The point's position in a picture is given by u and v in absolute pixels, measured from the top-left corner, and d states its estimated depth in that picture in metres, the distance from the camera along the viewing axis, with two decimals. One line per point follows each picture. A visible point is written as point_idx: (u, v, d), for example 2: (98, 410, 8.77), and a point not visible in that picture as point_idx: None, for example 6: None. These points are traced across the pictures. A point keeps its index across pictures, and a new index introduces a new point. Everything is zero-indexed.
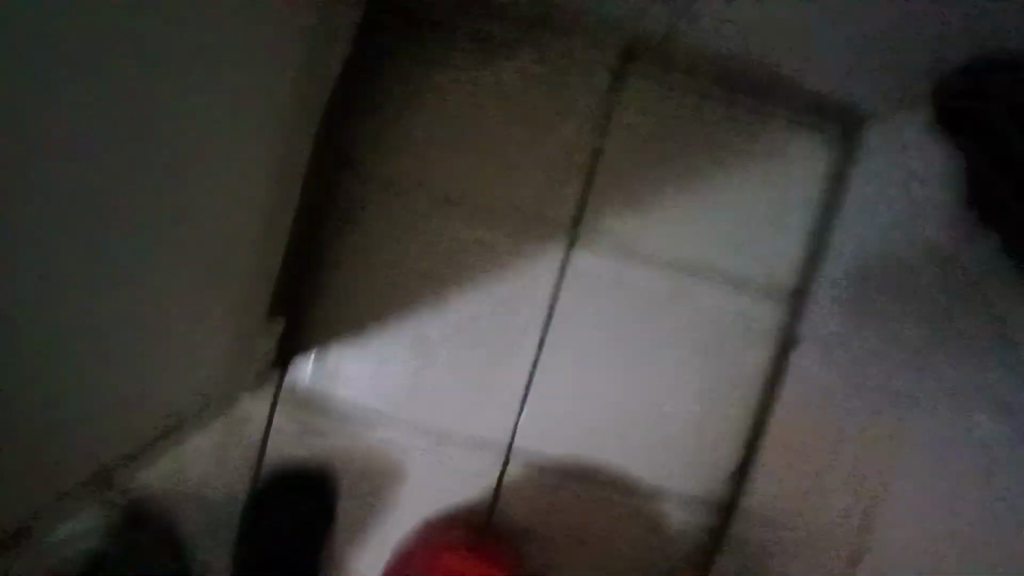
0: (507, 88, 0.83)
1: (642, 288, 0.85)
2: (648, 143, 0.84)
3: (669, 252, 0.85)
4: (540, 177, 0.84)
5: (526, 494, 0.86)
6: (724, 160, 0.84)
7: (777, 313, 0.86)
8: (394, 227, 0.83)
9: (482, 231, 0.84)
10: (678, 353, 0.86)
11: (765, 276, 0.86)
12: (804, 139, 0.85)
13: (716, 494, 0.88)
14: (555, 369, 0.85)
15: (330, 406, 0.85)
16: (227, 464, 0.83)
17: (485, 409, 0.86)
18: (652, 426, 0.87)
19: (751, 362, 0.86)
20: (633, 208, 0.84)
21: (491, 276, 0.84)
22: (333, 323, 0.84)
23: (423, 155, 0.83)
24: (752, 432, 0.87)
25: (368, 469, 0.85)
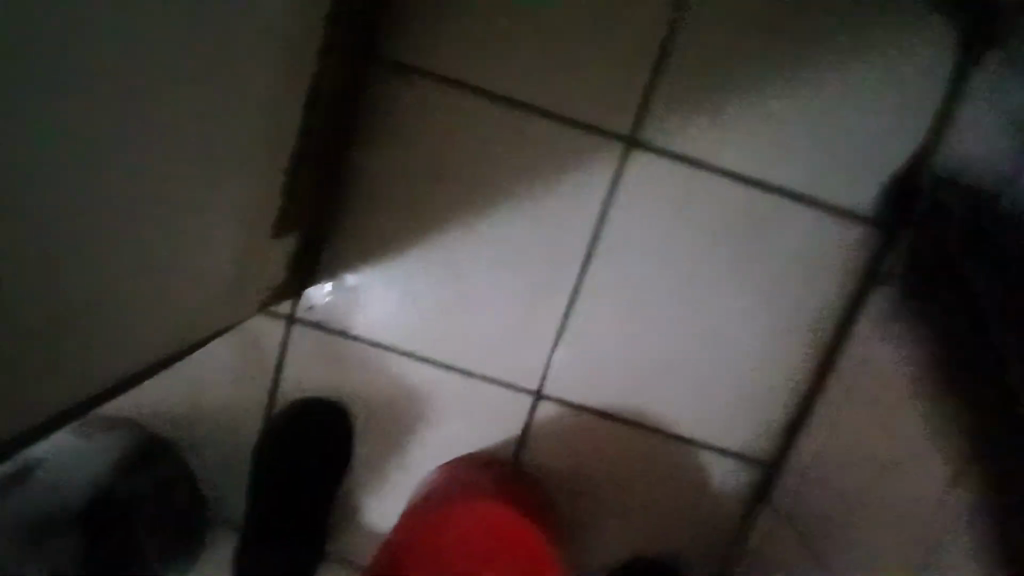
0: None
1: (702, 217, 0.74)
2: (724, 45, 0.69)
3: (738, 178, 0.73)
4: (596, 81, 0.71)
5: (562, 435, 0.80)
6: (818, 69, 0.70)
7: (860, 253, 0.74)
8: (420, 140, 0.72)
9: (528, 142, 0.72)
10: (741, 293, 0.76)
11: (849, 210, 0.73)
12: (921, 44, 0.69)
13: (769, 444, 0.80)
14: (599, 304, 0.76)
15: (349, 334, 0.78)
16: (240, 385, 0.80)
17: (516, 345, 0.78)
18: (704, 371, 0.78)
19: (821, 308, 0.76)
20: (702, 123, 0.72)
21: (534, 196, 0.74)
22: (351, 245, 0.76)
23: (457, 52, 0.71)
24: (813, 383, 0.77)
25: (395, 399, 0.80)
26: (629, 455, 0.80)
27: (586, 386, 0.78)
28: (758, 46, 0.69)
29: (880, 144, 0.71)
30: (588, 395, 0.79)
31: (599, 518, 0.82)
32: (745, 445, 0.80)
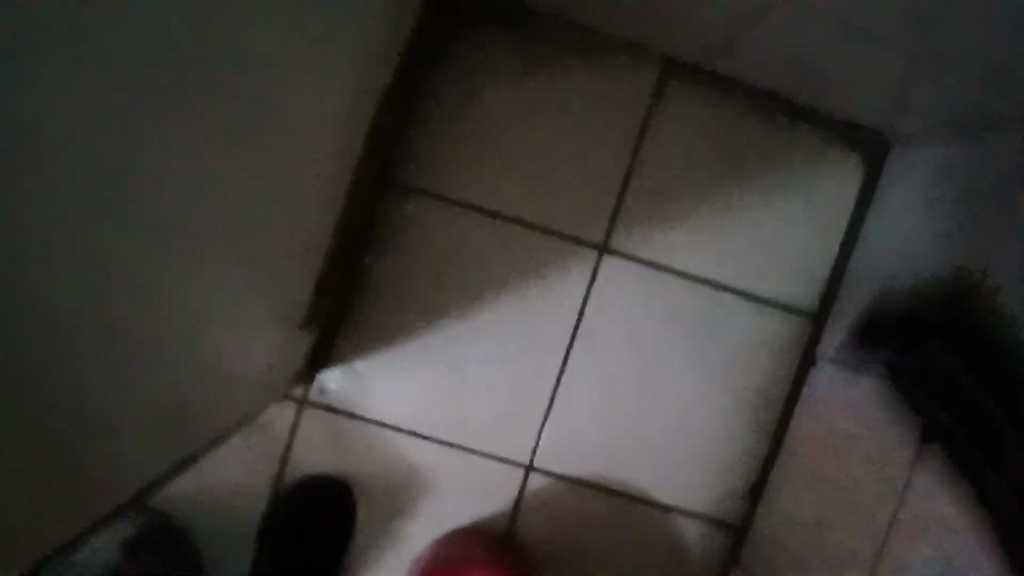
0: (539, 109, 0.83)
1: (669, 308, 0.86)
2: (678, 163, 0.85)
3: (699, 276, 0.86)
4: (573, 193, 0.84)
5: (549, 507, 0.88)
6: (753, 187, 0.85)
7: (800, 336, 0.88)
8: (426, 242, 0.84)
9: (517, 246, 0.84)
10: (700, 373, 0.87)
11: (790, 301, 0.87)
12: (834, 167, 0.86)
13: (735, 511, 0.90)
14: (580, 386, 0.86)
15: (357, 416, 0.86)
16: (252, 468, 0.85)
17: (508, 425, 0.87)
18: (673, 444, 0.88)
19: (772, 385, 0.88)
20: (662, 229, 0.85)
21: (520, 293, 0.85)
22: (361, 334, 0.84)
23: (459, 172, 0.83)
24: (768, 449, 0.89)
25: (395, 479, 0.87)
26: (614, 523, 0.89)
27: (572, 461, 0.87)
28: (707, 169, 0.85)
29: (809, 246, 0.87)
30: (576, 467, 0.88)
31: None
32: (715, 510, 0.89)
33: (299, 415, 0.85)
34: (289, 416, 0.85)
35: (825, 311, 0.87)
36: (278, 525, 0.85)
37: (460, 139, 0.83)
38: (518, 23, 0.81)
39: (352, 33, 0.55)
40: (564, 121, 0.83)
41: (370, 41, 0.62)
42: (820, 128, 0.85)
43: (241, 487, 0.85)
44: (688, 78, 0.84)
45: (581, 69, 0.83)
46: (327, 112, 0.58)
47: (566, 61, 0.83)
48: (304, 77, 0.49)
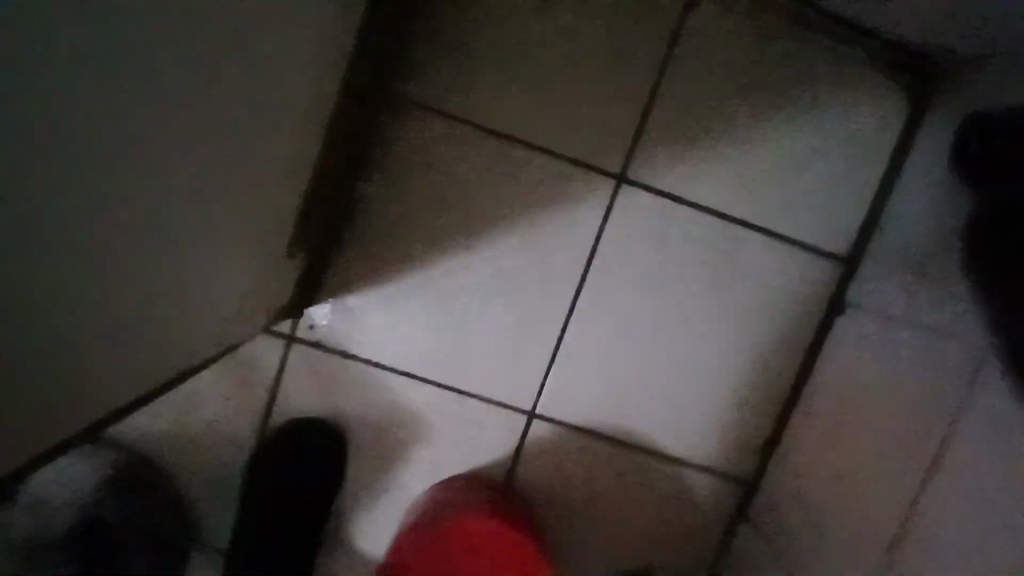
0: (554, 18, 0.74)
1: (688, 246, 0.79)
2: (706, 86, 0.77)
3: (722, 212, 0.79)
4: (589, 117, 0.76)
5: (550, 455, 0.83)
6: (787, 115, 0.77)
7: (828, 281, 0.81)
8: (426, 166, 0.76)
9: (525, 175, 0.77)
10: (718, 318, 0.81)
11: (820, 243, 0.80)
12: (877, 94, 0.78)
13: (746, 464, 0.85)
14: (589, 329, 0.80)
15: (349, 355, 0.80)
16: (234, 405, 0.80)
17: (510, 368, 0.81)
18: (685, 392, 0.83)
19: (794, 332, 0.82)
20: (685, 160, 0.78)
21: (527, 228, 0.78)
22: (353, 266, 0.78)
23: (463, 89, 0.75)
24: (786, 401, 0.83)
25: (388, 422, 0.81)
26: (621, 474, 0.84)
27: (577, 408, 0.82)
28: (737, 92, 0.77)
29: (844, 183, 0.79)
30: (582, 414, 0.82)
31: (589, 536, 0.84)
32: (726, 462, 0.85)
33: (287, 352, 0.79)
34: (276, 352, 0.79)
35: (857, 257, 0.81)
36: (263, 486, 0.79)
37: (464, 49, 0.74)
38: None
39: None
40: (579, 32, 0.74)
41: None
42: (866, 49, 0.77)
43: (222, 425, 0.80)
44: None
45: None
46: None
47: None
48: None
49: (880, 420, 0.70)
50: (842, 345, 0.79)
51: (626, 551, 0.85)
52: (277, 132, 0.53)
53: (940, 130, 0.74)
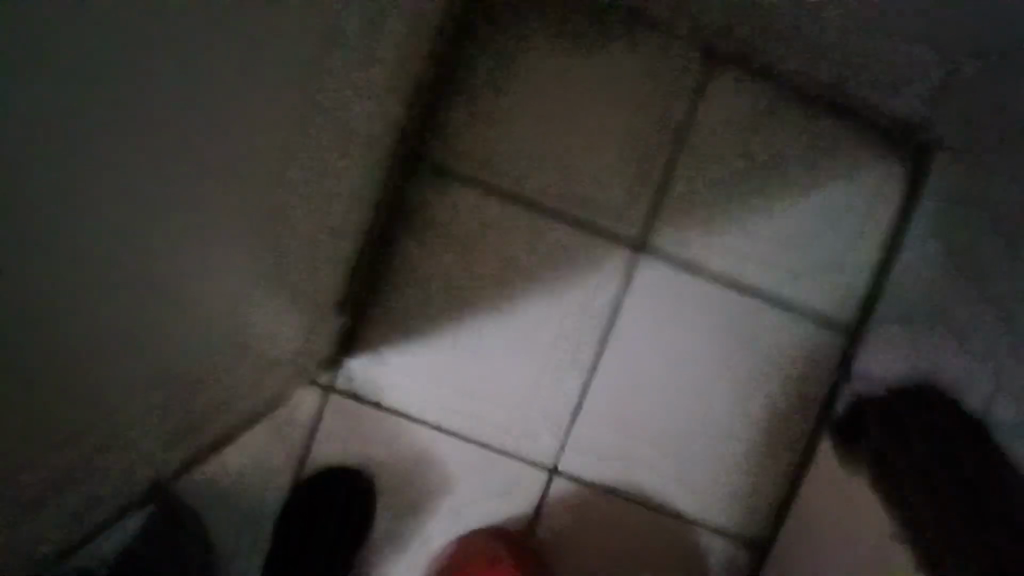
0: (579, 103, 0.83)
1: (699, 312, 0.85)
2: (715, 168, 0.84)
3: (730, 281, 0.85)
4: (609, 191, 0.84)
5: (566, 510, 0.87)
6: (792, 194, 0.85)
7: (831, 348, 0.86)
8: (459, 232, 0.84)
9: (549, 242, 0.84)
10: (728, 381, 0.86)
11: (823, 311, 0.86)
12: (873, 176, 0.85)
13: (758, 526, 0.87)
14: (606, 388, 0.85)
15: (381, 405, 0.85)
16: (269, 448, 0.85)
17: (532, 422, 0.86)
18: (697, 452, 0.86)
19: (801, 395, 0.86)
20: (697, 232, 0.85)
21: (551, 289, 0.84)
22: (388, 321, 0.84)
23: (497, 164, 0.83)
24: (795, 464, 0.87)
25: (413, 471, 0.86)
26: (634, 531, 0.87)
27: (594, 462, 0.86)
28: (744, 171, 0.84)
29: (844, 256, 0.85)
30: (597, 469, 0.86)
31: None
32: (736, 522, 0.87)
33: (324, 400, 0.85)
34: (312, 400, 0.85)
35: (860, 325, 0.86)
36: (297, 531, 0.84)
37: (497, 128, 0.83)
38: (568, 20, 0.82)
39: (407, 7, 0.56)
40: (602, 118, 0.83)
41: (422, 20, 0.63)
42: (863, 135, 0.85)
43: (259, 469, 0.85)
44: (732, 82, 0.84)
45: (624, 64, 0.83)
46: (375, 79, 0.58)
47: (613, 59, 0.83)
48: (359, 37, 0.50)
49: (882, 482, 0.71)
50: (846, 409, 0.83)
51: None
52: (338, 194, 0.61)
53: (928, 215, 0.81)
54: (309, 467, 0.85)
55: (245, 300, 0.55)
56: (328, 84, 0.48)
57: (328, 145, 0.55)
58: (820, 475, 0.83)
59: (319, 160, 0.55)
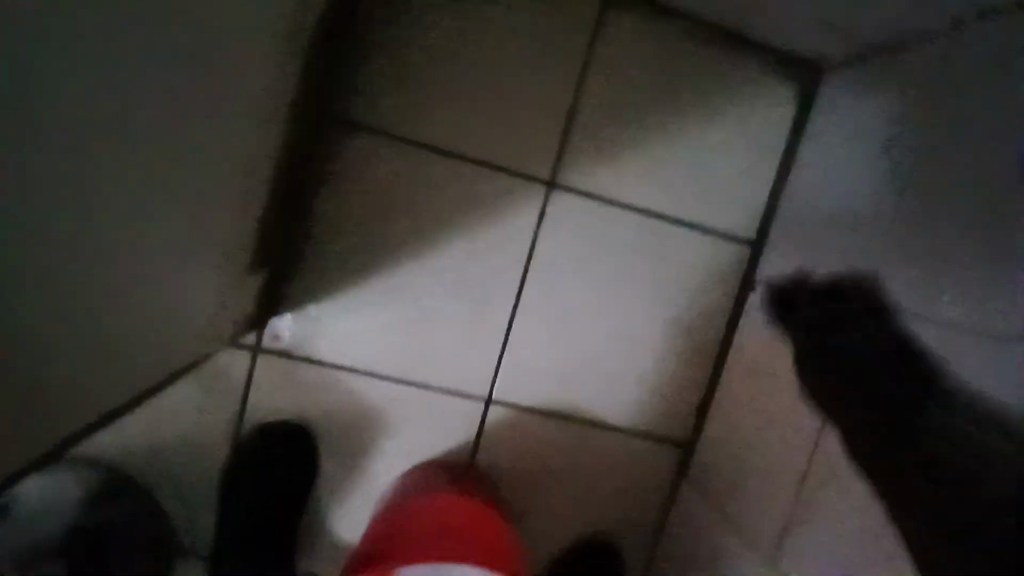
0: (481, 39, 0.82)
1: (612, 237, 0.88)
2: (619, 95, 0.86)
3: (642, 204, 0.88)
4: (518, 126, 0.84)
5: (505, 437, 0.91)
6: (689, 114, 0.87)
7: (740, 260, 0.92)
8: (374, 179, 0.83)
9: (464, 182, 0.84)
10: (644, 300, 0.90)
11: (731, 226, 0.91)
12: (768, 93, 0.88)
13: (683, 428, 0.95)
14: (530, 320, 0.89)
15: (312, 360, 0.86)
16: (206, 412, 0.85)
17: (463, 359, 0.88)
18: (620, 368, 0.92)
19: (713, 305, 0.92)
20: (607, 160, 0.87)
21: (470, 229, 0.85)
22: (311, 277, 0.84)
23: (402, 108, 0.82)
24: (713, 369, 0.93)
25: (353, 419, 0.88)
26: (571, 449, 0.93)
27: (528, 390, 0.90)
28: (649, 96, 0.86)
29: (748, 171, 0.89)
30: (532, 395, 0.91)
31: (543, 507, 0.93)
32: (663, 431, 0.94)
33: (253, 361, 0.85)
34: (241, 361, 0.85)
35: (764, 235, 0.91)
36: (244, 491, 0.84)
37: (396, 71, 0.81)
38: None
39: None
40: (503, 51, 0.82)
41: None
42: (755, 53, 0.87)
43: (192, 435, 0.85)
44: (628, 9, 0.84)
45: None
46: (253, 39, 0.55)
47: None
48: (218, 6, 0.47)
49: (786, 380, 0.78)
50: (757, 316, 0.89)
51: (575, 521, 0.94)
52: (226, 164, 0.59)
53: (821, 124, 0.86)
54: (247, 430, 0.86)
55: (140, 283, 0.54)
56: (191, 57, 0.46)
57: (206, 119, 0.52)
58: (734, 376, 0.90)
59: (206, 126, 0.53)
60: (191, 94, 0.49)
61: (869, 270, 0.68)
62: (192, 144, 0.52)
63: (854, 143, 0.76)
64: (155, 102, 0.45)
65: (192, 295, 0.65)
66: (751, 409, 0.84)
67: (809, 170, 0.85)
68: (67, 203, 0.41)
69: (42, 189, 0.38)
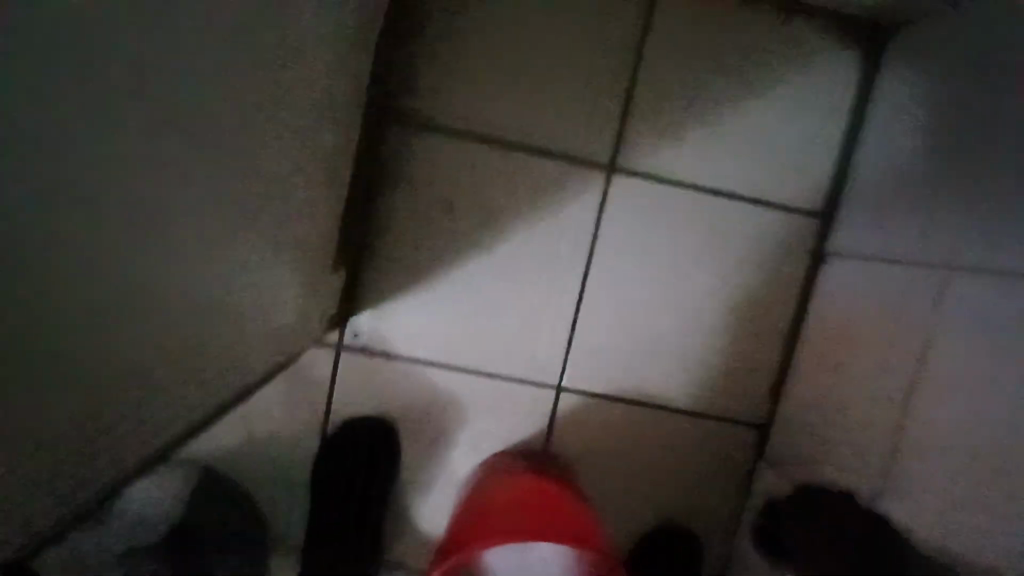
0: (534, 31, 0.84)
1: (674, 218, 0.88)
2: (672, 75, 0.86)
3: (703, 186, 0.88)
4: (574, 113, 0.86)
5: (578, 423, 0.92)
6: (747, 89, 0.86)
7: (809, 233, 0.90)
8: (437, 176, 0.86)
9: (524, 172, 0.87)
10: (710, 279, 0.90)
11: (798, 202, 0.89)
12: (828, 60, 0.87)
13: (759, 408, 0.93)
14: (597, 305, 0.90)
15: (389, 353, 0.89)
16: (291, 409, 0.90)
17: (533, 346, 0.90)
18: (690, 350, 0.91)
19: (783, 281, 0.90)
20: (664, 141, 0.87)
21: (532, 219, 0.87)
22: (384, 274, 0.87)
23: (461, 105, 0.85)
24: (788, 346, 0.92)
25: (431, 410, 0.91)
26: (645, 433, 0.93)
27: (599, 375, 0.91)
28: (704, 75, 0.86)
29: (812, 143, 0.88)
30: (604, 381, 0.91)
31: (619, 492, 0.94)
32: (739, 411, 0.93)
33: (334, 357, 0.89)
34: (323, 358, 0.89)
35: (834, 206, 0.89)
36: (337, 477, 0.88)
37: (454, 69, 0.84)
38: None
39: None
40: (555, 41, 0.85)
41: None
42: (812, 21, 0.86)
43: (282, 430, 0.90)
44: None
45: None
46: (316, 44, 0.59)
47: None
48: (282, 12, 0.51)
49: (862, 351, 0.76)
50: (829, 288, 0.87)
51: (649, 506, 0.94)
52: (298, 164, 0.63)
53: (886, 87, 0.83)
54: (332, 425, 0.90)
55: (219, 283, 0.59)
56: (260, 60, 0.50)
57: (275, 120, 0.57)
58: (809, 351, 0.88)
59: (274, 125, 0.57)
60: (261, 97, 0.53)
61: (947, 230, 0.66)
62: (265, 144, 0.56)
63: (931, 105, 0.69)
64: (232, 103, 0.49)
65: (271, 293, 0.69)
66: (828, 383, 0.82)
67: (878, 137, 0.82)
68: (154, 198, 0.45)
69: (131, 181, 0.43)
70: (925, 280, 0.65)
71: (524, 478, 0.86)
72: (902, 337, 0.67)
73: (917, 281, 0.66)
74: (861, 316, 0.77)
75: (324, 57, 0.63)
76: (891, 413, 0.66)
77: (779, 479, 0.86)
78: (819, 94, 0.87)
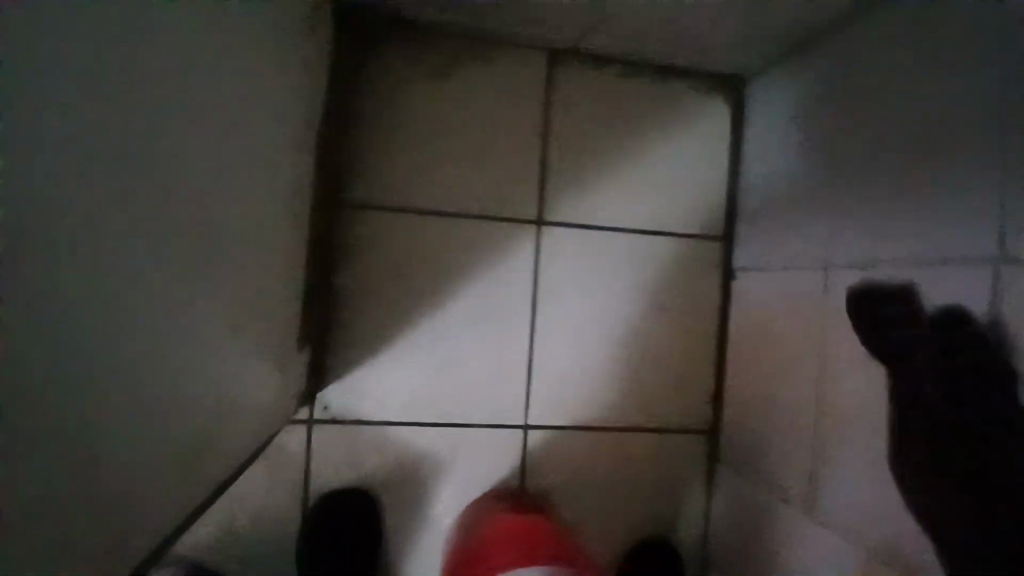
0: (452, 112, 0.96)
1: (603, 257, 1.00)
2: (578, 135, 0.99)
3: (621, 224, 1.00)
4: (498, 177, 0.97)
5: (548, 457, 0.99)
6: (641, 138, 1.01)
7: (716, 253, 1.03)
8: (387, 249, 0.94)
9: (464, 234, 0.96)
10: (641, 306, 1.01)
11: (702, 227, 1.03)
12: (705, 108, 1.02)
13: (704, 415, 1.03)
14: (547, 343, 0.98)
15: (362, 421, 0.94)
16: (274, 492, 0.92)
17: (496, 392, 0.97)
18: (635, 371, 1.01)
19: (703, 297, 1.03)
20: (582, 190, 0.99)
21: (477, 275, 0.96)
22: (348, 347, 0.93)
23: (398, 183, 0.94)
24: (719, 354, 1.03)
25: (408, 468, 0.95)
26: (608, 455, 1.01)
27: (558, 408, 0.99)
28: (603, 130, 1.00)
29: (704, 175, 1.02)
30: (565, 412, 0.99)
31: (595, 515, 1.00)
32: (687, 420, 1.03)
33: (309, 432, 0.93)
34: (298, 437, 0.93)
35: (732, 227, 1.03)
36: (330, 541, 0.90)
37: (388, 153, 0.94)
38: (421, 49, 0.95)
39: (279, 81, 0.66)
40: (474, 119, 0.96)
41: (295, 85, 0.73)
42: (683, 78, 1.02)
43: (266, 516, 0.92)
44: (571, 64, 0.99)
45: (478, 73, 0.96)
46: (273, 144, 0.67)
47: (467, 70, 0.96)
48: (251, 117, 0.59)
49: (780, 344, 0.88)
50: (742, 296, 0.99)
51: (627, 523, 1.01)
52: (268, 251, 0.70)
53: (755, 122, 0.99)
54: (314, 500, 0.93)
55: (235, 372, 0.63)
56: (240, 160, 0.58)
57: (252, 212, 0.64)
58: (735, 355, 0.99)
59: (255, 217, 0.65)
60: (242, 191, 0.60)
61: (826, 229, 0.79)
62: (247, 234, 0.63)
63: (795, 145, 0.88)
64: (228, 205, 0.56)
65: (262, 378, 0.73)
66: (758, 380, 0.93)
67: (758, 162, 0.97)
68: (192, 298, 0.50)
69: (175, 289, 0.47)
70: (815, 274, 0.81)
71: (520, 516, 0.90)
72: (810, 328, 0.81)
73: (810, 278, 0.82)
74: (777, 314, 0.89)
75: (284, 150, 0.72)
76: (816, 388, 0.79)
77: (738, 476, 0.96)
78: (701, 136, 1.02)
